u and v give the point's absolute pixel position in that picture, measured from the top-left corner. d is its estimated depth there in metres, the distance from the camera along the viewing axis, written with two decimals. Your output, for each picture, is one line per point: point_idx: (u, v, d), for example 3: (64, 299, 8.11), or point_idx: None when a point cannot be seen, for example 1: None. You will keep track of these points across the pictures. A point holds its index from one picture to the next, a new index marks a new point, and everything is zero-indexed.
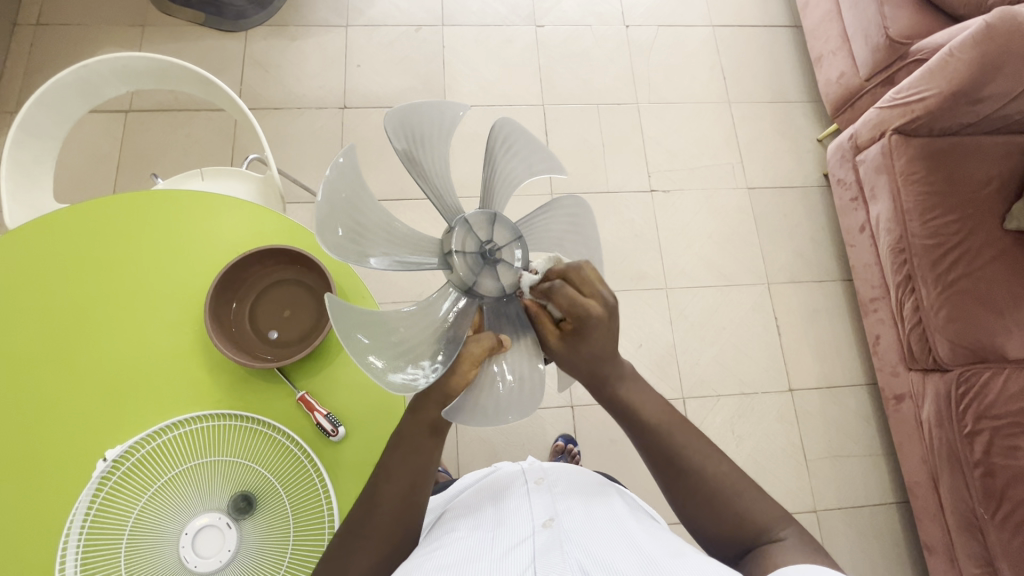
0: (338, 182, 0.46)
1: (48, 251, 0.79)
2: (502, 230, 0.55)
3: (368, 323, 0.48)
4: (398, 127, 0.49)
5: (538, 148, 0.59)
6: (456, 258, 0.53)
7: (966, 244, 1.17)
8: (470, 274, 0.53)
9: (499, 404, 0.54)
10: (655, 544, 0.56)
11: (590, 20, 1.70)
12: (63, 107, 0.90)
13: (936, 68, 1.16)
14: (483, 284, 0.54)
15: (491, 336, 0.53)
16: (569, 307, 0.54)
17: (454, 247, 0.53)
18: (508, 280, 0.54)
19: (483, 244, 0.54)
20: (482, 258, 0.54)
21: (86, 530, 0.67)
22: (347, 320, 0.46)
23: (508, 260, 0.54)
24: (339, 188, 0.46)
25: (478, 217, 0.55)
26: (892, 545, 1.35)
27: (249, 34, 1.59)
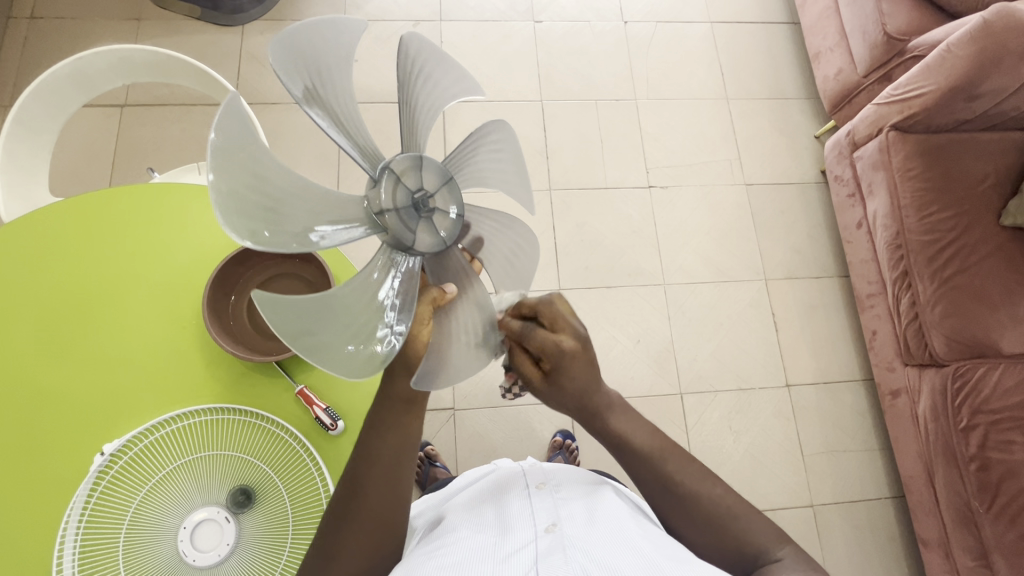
0: (226, 142, 0.36)
1: (43, 245, 0.79)
2: (429, 175, 0.49)
3: (307, 316, 0.41)
4: (289, 58, 0.42)
5: (451, 62, 0.51)
6: (383, 213, 0.47)
7: (962, 240, 1.18)
8: (403, 230, 0.48)
9: (462, 355, 0.53)
10: (656, 547, 0.56)
11: (589, 16, 1.69)
12: (58, 99, 0.89)
13: (934, 64, 1.16)
14: (419, 239, 0.49)
15: (433, 287, 0.52)
16: (542, 349, 0.56)
17: (384, 203, 0.46)
18: (444, 224, 0.51)
19: (413, 194, 0.48)
20: (416, 210, 0.48)
21: (83, 525, 0.67)
22: (285, 317, 0.40)
23: (443, 203, 0.50)
24: (232, 149, 0.37)
25: (402, 161, 0.48)
26: (887, 540, 1.35)
27: (246, 28, 1.58)
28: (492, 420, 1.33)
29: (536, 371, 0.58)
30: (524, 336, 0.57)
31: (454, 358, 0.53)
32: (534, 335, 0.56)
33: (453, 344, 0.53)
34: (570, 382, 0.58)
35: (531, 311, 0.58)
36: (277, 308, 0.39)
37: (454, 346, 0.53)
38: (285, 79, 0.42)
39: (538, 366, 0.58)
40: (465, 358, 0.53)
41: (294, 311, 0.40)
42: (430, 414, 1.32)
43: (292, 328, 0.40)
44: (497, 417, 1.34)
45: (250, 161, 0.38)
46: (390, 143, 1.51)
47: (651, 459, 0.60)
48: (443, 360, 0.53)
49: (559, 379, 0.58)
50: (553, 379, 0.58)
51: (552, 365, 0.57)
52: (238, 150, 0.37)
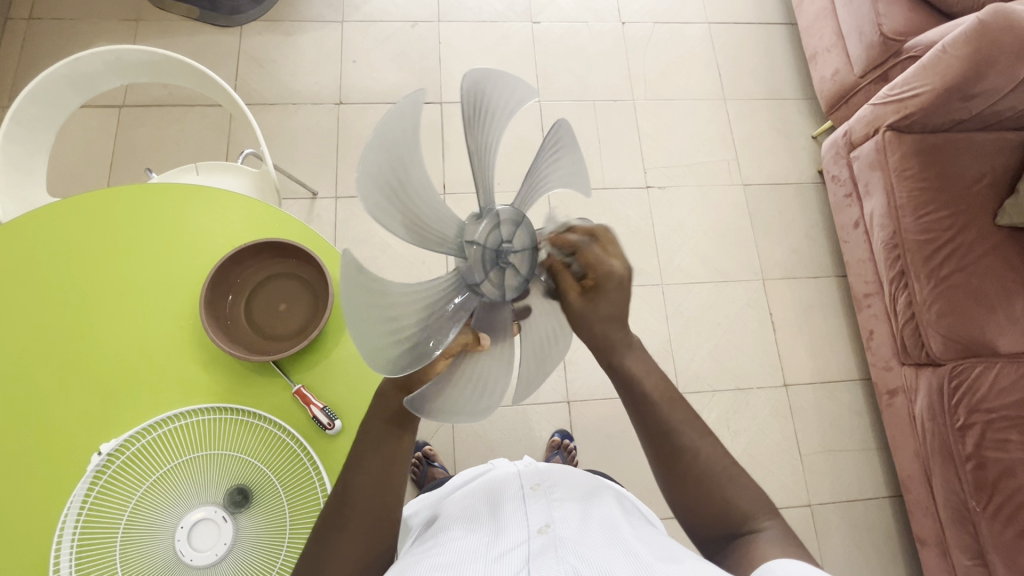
0: (391, 129, 0.39)
1: (41, 244, 0.79)
2: (521, 235, 0.50)
3: (377, 295, 0.41)
4: (473, 92, 0.45)
5: (577, 157, 0.56)
6: (470, 244, 0.47)
7: (959, 239, 1.18)
8: (478, 268, 0.48)
9: (466, 400, 0.52)
10: (649, 548, 0.56)
11: (586, 17, 1.70)
12: (56, 99, 0.89)
13: (930, 64, 1.16)
14: (488, 285, 0.49)
15: (471, 332, 0.50)
16: (592, 263, 0.55)
17: (474, 237, 0.48)
18: (512, 286, 0.51)
19: (502, 243, 0.49)
20: (496, 260, 0.49)
21: (80, 524, 0.67)
22: (360, 291, 0.40)
23: (520, 265, 0.51)
24: (391, 136, 0.39)
25: (507, 212, 0.50)
26: (885, 538, 1.36)
27: (245, 29, 1.58)
28: (490, 420, 1.33)
29: (577, 286, 0.55)
30: (576, 250, 0.55)
31: (457, 396, 0.52)
32: (589, 252, 0.55)
33: (459, 386, 0.52)
34: (604, 306, 0.56)
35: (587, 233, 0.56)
36: (356, 273, 0.39)
37: (461, 390, 0.52)
38: (464, 98, 0.45)
39: (578, 284, 0.56)
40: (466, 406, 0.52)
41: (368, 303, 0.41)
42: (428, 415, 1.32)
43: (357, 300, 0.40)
44: (496, 417, 1.34)
45: (399, 151, 0.40)
46: None
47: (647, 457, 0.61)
48: (444, 394, 0.51)
49: (594, 300, 0.56)
50: (590, 296, 0.56)
51: (595, 281, 0.55)
52: (392, 139, 0.39)
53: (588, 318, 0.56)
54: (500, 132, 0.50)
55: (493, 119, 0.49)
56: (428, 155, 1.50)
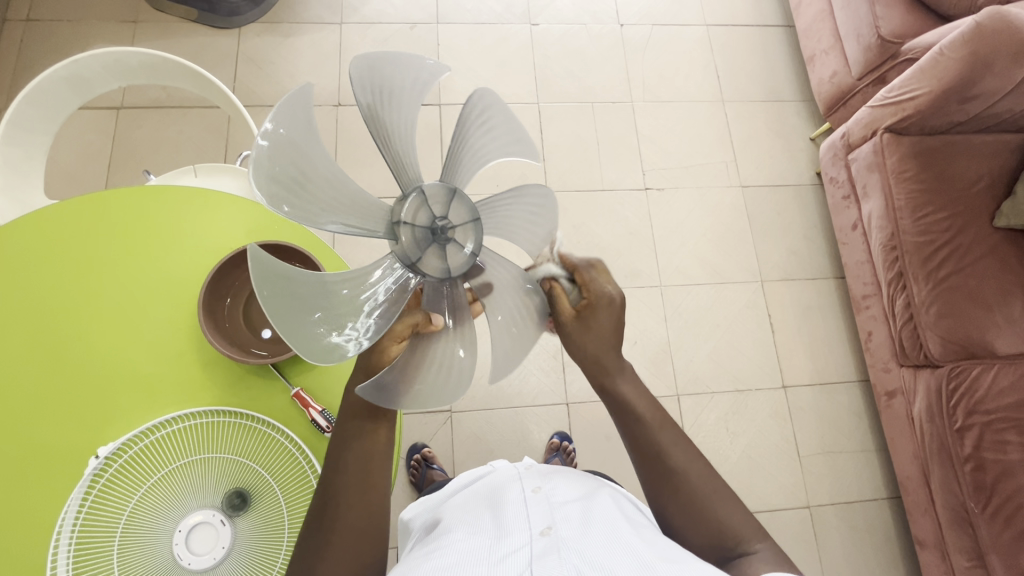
0: (286, 130, 0.43)
1: (38, 247, 0.78)
2: (458, 209, 0.48)
3: (294, 285, 0.45)
4: (365, 77, 0.46)
5: (512, 123, 0.53)
6: (397, 227, 0.48)
7: (956, 241, 1.18)
8: (412, 250, 0.48)
9: (433, 382, 0.51)
10: (651, 548, 0.56)
11: (585, 19, 1.70)
12: (54, 101, 0.89)
13: (928, 67, 1.17)
14: (428, 264, 0.49)
15: (421, 312, 0.51)
16: (587, 284, 0.56)
17: (402, 218, 0.48)
18: (457, 261, 0.49)
19: (435, 221, 0.48)
20: (433, 237, 0.48)
21: (77, 529, 0.67)
22: (271, 281, 0.43)
23: (467, 240, 0.49)
24: (288, 134, 0.44)
25: (436, 189, 0.48)
26: (884, 540, 1.36)
27: (243, 31, 1.58)
28: (489, 422, 1.33)
29: (573, 308, 0.56)
30: (575, 271, 0.56)
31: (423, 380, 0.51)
32: (586, 274, 0.56)
33: (417, 372, 0.51)
34: (596, 328, 0.56)
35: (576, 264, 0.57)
36: (267, 266, 0.43)
37: (427, 372, 0.51)
38: (360, 89, 0.46)
39: (576, 305, 0.56)
40: (426, 392, 0.50)
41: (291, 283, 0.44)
42: (427, 417, 1.32)
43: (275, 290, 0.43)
44: (495, 419, 1.34)
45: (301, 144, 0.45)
46: None
47: (645, 459, 0.61)
48: (410, 378, 0.51)
49: (590, 321, 0.56)
50: (583, 320, 0.56)
51: (591, 302, 0.55)
52: (292, 136, 0.44)
53: (584, 338, 0.57)
54: (409, 113, 0.50)
55: (398, 101, 0.49)
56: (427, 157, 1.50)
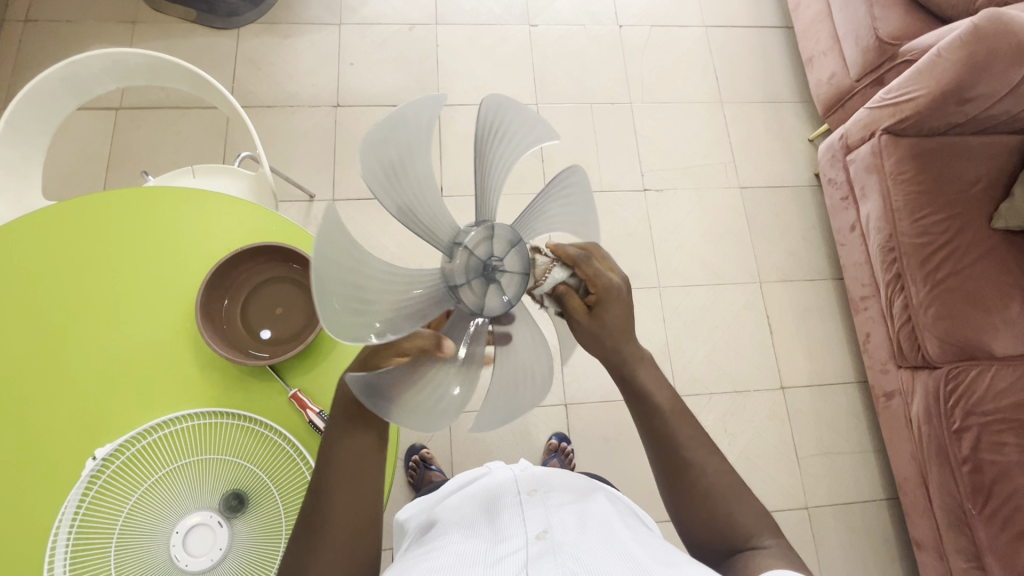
0: (408, 126, 0.42)
1: (37, 248, 0.78)
2: (515, 257, 0.47)
3: (357, 273, 0.42)
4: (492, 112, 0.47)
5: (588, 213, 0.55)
6: (452, 256, 0.47)
7: (954, 243, 1.18)
8: (460, 273, 0.47)
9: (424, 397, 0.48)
10: (647, 552, 0.56)
11: (583, 20, 1.70)
12: (51, 102, 0.89)
13: (926, 69, 1.17)
14: (467, 292, 0.47)
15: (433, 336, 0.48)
16: (593, 278, 0.51)
17: (466, 241, 0.47)
18: (493, 306, 0.47)
19: (490, 258, 0.47)
20: (485, 281, 0.46)
21: (75, 530, 0.67)
22: (337, 265, 0.40)
23: (516, 293, 0.47)
24: (404, 131, 0.42)
25: (506, 232, 0.47)
26: (882, 541, 1.36)
27: (242, 31, 1.58)
28: None
29: (581, 304, 0.52)
30: (576, 265, 0.51)
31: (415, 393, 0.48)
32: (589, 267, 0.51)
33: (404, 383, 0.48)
34: (607, 322, 0.53)
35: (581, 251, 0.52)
36: (333, 242, 0.39)
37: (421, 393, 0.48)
38: (485, 115, 0.47)
39: (582, 301, 0.52)
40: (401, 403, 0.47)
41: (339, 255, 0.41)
42: None
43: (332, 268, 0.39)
44: None
45: (402, 143, 0.43)
46: None
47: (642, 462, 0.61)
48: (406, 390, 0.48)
49: (599, 316, 0.52)
50: (593, 316, 0.52)
51: (598, 297, 0.52)
52: (413, 135, 0.43)
53: (598, 335, 0.54)
54: (508, 161, 0.51)
55: (506, 145, 0.50)
56: None
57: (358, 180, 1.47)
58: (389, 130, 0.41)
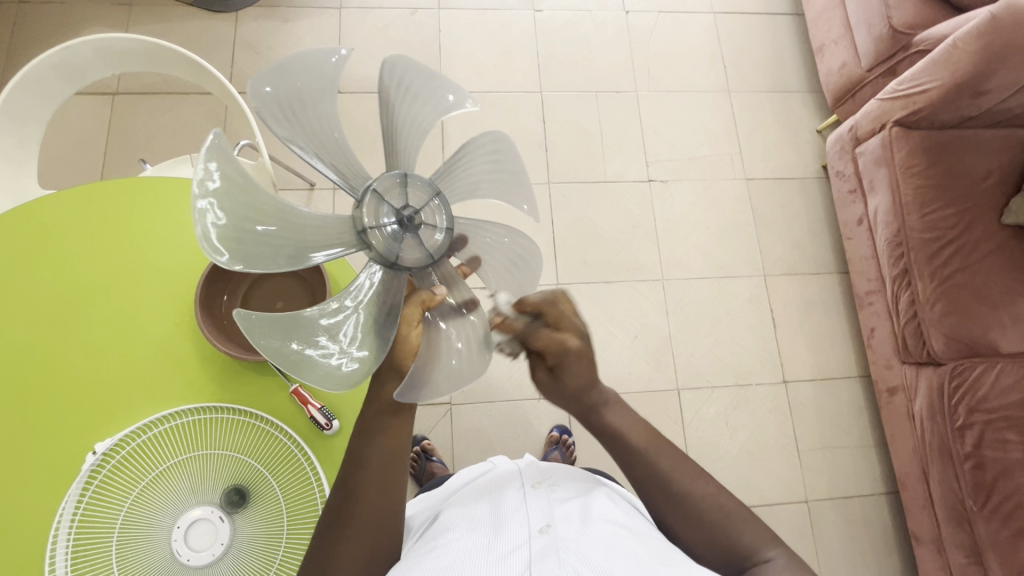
0: (316, 69, 0.49)
1: (36, 239, 0.77)
2: (430, 208, 0.53)
3: (312, 98, 0.50)
4: (405, 79, 0.52)
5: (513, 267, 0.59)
6: (391, 179, 0.52)
7: (963, 238, 1.17)
8: (386, 247, 0.52)
9: (459, 367, 0.53)
10: (651, 551, 0.55)
11: (589, 5, 1.66)
12: (45, 89, 0.87)
13: (940, 59, 1.14)
14: (406, 256, 0.53)
15: (424, 289, 0.54)
16: (546, 348, 0.59)
17: (367, 221, 0.51)
18: (414, 257, 0.53)
19: (400, 211, 0.52)
20: (398, 226, 0.52)
21: (75, 524, 0.66)
22: (306, 93, 0.49)
23: (410, 258, 0.53)
24: (312, 70, 0.49)
25: (403, 179, 0.53)
26: (881, 535, 1.36)
27: (240, 15, 1.55)
28: (490, 414, 1.33)
29: (542, 367, 0.62)
30: (527, 337, 0.58)
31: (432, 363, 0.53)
32: (538, 339, 0.59)
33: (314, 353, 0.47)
34: (569, 381, 0.62)
35: (533, 312, 0.59)
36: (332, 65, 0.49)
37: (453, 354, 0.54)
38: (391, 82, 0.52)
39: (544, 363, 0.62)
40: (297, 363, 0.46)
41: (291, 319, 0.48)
42: (427, 408, 1.32)
43: (299, 67, 0.48)
44: (495, 412, 1.34)
45: (423, 94, 0.54)
46: None
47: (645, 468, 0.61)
48: (428, 365, 0.53)
49: (560, 376, 0.62)
50: (555, 375, 0.62)
51: (557, 363, 0.60)
52: (322, 76, 0.49)
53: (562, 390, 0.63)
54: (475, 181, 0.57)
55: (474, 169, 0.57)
56: (428, 147, 1.48)
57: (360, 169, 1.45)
58: (425, 79, 0.53)
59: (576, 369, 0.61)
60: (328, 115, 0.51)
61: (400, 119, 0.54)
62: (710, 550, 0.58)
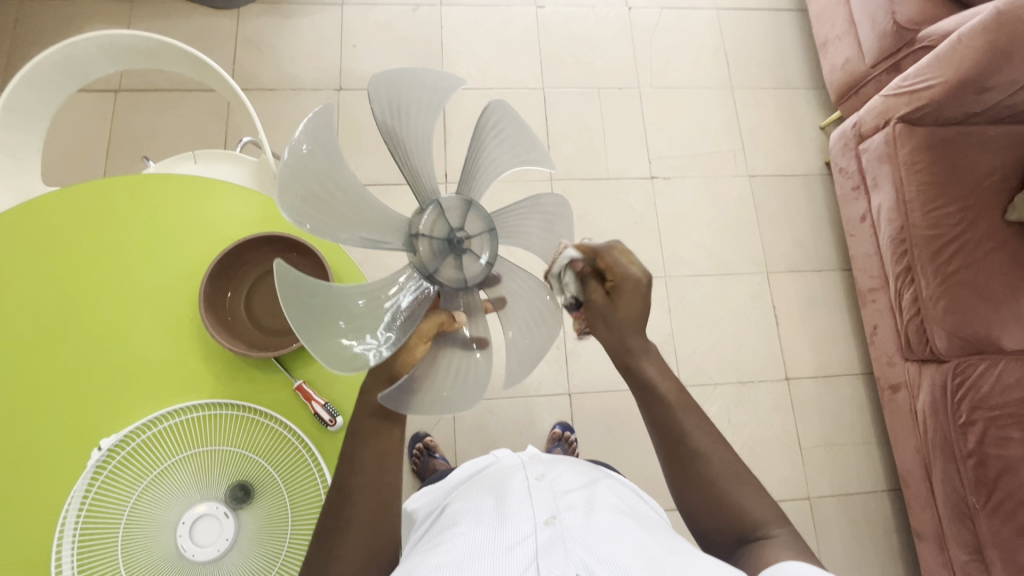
0: (429, 85, 0.51)
1: (41, 236, 0.78)
2: (479, 238, 0.53)
3: (416, 109, 0.52)
4: (499, 120, 0.56)
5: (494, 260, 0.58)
6: (456, 201, 0.52)
7: (967, 235, 1.16)
8: (429, 259, 0.52)
9: (444, 394, 0.55)
10: (657, 540, 0.56)
11: (592, 1, 1.66)
12: (49, 86, 0.87)
13: (944, 55, 1.14)
14: (444, 273, 0.53)
15: (446, 312, 0.55)
16: (611, 268, 0.58)
17: (421, 231, 0.52)
18: (451, 278, 0.53)
19: (453, 232, 0.52)
20: (445, 246, 0.52)
21: (81, 520, 0.67)
22: (416, 105, 0.52)
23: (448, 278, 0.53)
24: (426, 85, 0.51)
25: (454, 201, 0.53)
26: (882, 532, 1.37)
27: (242, 11, 1.55)
28: (492, 411, 1.33)
29: (599, 290, 0.58)
30: (598, 255, 0.58)
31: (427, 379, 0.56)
32: (609, 257, 0.58)
33: (340, 334, 0.49)
34: (619, 311, 0.58)
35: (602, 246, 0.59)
36: (446, 87, 0.52)
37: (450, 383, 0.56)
38: (490, 120, 0.56)
39: (601, 286, 0.58)
40: (321, 336, 0.47)
41: (326, 297, 0.49)
42: None
43: (416, 83, 0.50)
44: (498, 409, 1.34)
45: (510, 139, 0.57)
46: None
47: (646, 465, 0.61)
48: (424, 379, 0.56)
49: (615, 304, 0.58)
50: (609, 301, 0.58)
51: (615, 283, 0.57)
52: (434, 88, 0.52)
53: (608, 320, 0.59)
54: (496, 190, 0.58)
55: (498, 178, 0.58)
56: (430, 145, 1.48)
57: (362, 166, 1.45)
58: (516, 126, 0.57)
59: (631, 301, 0.57)
60: (423, 128, 0.54)
61: (489, 156, 0.57)
62: (716, 533, 0.58)
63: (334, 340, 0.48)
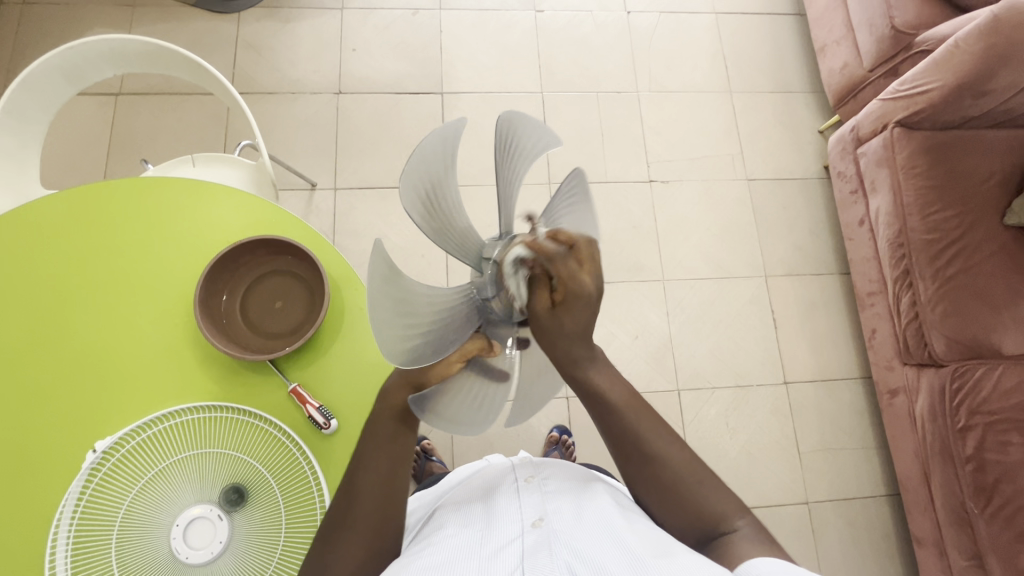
0: (525, 135, 0.48)
1: (39, 239, 0.78)
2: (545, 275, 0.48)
3: (516, 156, 0.49)
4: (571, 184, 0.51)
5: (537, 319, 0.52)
6: (532, 240, 0.49)
7: (965, 239, 1.16)
8: (492, 284, 0.47)
9: (458, 414, 0.49)
10: (643, 542, 0.56)
11: (591, 5, 1.67)
12: (49, 89, 0.87)
13: (942, 59, 1.14)
14: (498, 304, 0.47)
15: (486, 340, 0.50)
16: (565, 278, 0.44)
17: (494, 255, 0.48)
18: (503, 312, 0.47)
19: (522, 266, 0.47)
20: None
21: (75, 522, 0.67)
22: (516, 151, 0.48)
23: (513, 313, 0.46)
24: (527, 136, 0.49)
25: (529, 240, 0.49)
26: (881, 537, 1.36)
27: (242, 16, 1.56)
28: None
29: (547, 299, 0.45)
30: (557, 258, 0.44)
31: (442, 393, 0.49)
32: (564, 263, 0.44)
33: (403, 328, 0.43)
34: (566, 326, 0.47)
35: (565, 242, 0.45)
36: (540, 139, 0.50)
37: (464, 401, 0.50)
38: (568, 187, 0.51)
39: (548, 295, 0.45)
40: (386, 325, 0.41)
41: (404, 284, 0.43)
42: None
43: (523, 128, 0.48)
44: None
45: (580, 210, 0.52)
46: (388, 133, 1.49)
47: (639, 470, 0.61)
48: (450, 398, 0.49)
49: (559, 318, 0.46)
50: (556, 313, 0.46)
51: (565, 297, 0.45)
52: (530, 138, 0.49)
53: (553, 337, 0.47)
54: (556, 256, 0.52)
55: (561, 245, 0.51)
56: None
57: (360, 169, 1.46)
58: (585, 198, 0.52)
59: (580, 314, 0.46)
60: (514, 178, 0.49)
61: (553, 216, 0.50)
62: (699, 539, 0.59)
63: (396, 333, 0.42)
